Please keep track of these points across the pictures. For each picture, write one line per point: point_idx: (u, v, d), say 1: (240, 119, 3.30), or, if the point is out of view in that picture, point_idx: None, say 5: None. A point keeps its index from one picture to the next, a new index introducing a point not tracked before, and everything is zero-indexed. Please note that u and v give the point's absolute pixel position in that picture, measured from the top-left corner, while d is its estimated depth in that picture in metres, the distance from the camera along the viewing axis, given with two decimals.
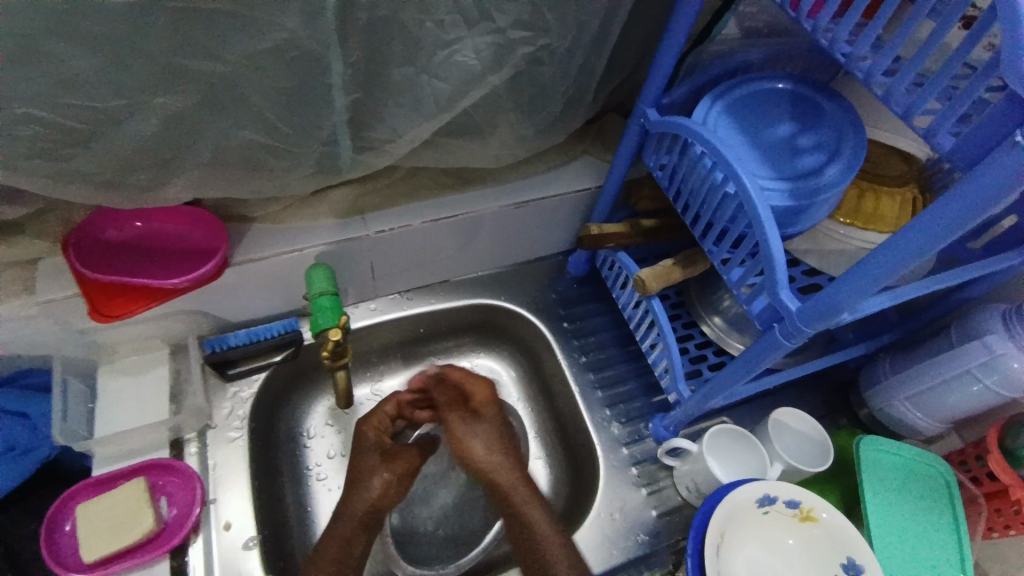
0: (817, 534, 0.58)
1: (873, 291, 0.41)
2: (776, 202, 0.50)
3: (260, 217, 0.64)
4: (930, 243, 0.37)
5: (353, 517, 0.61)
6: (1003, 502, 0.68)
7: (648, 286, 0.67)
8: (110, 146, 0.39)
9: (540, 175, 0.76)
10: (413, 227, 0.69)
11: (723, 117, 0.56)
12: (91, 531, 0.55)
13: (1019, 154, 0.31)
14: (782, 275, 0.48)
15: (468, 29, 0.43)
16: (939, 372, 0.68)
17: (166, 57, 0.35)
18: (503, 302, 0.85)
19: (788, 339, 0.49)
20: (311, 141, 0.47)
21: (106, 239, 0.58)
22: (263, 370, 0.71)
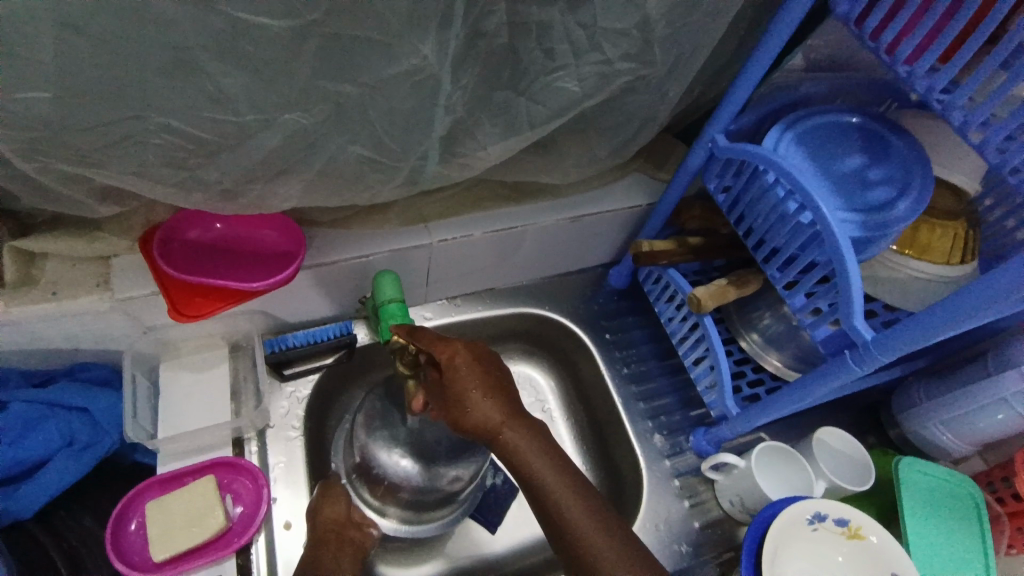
0: (862, 552, 0.61)
1: (954, 327, 0.45)
2: (851, 233, 0.52)
3: (328, 223, 0.65)
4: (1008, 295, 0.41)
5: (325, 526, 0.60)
6: None
7: (703, 304, 0.69)
8: (239, 155, 0.41)
9: (594, 190, 0.77)
10: (474, 237, 0.70)
11: (794, 147, 0.58)
12: (163, 527, 0.56)
13: None
14: (858, 305, 0.50)
15: (575, 58, 0.45)
16: (974, 398, 0.71)
17: (310, 79, 0.38)
18: (546, 311, 0.86)
19: (858, 366, 0.51)
20: (408, 158, 0.49)
21: (188, 239, 0.59)
22: (318, 371, 0.72)
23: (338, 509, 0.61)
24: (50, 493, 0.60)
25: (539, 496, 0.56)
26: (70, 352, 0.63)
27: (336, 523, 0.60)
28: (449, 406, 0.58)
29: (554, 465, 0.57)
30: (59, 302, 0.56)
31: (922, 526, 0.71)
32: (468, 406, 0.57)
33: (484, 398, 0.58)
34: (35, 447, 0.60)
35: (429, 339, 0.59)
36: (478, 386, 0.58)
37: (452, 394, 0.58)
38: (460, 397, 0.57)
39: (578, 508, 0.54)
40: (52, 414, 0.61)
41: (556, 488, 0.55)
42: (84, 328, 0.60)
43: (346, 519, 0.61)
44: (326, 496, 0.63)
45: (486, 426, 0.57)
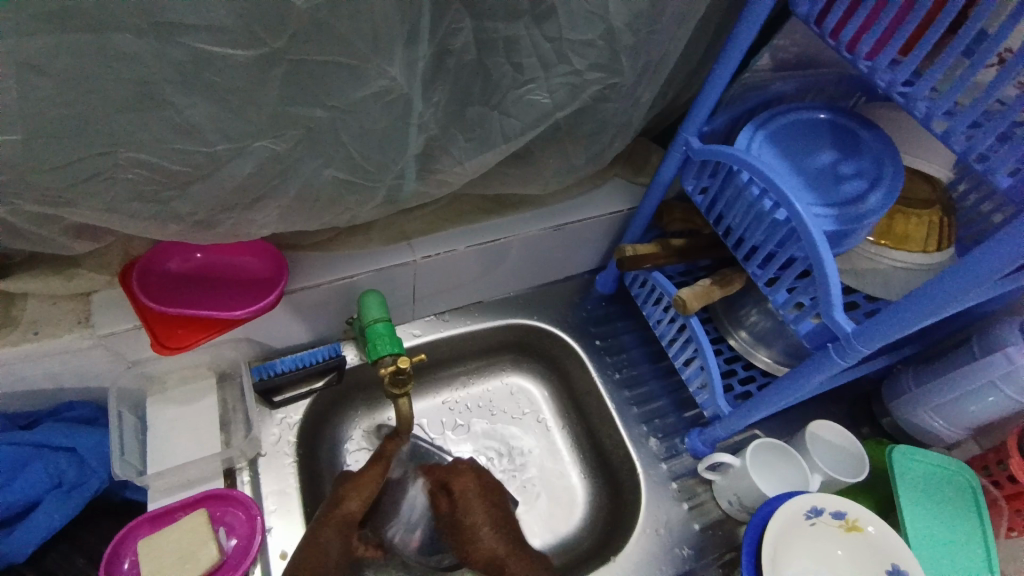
0: (862, 544, 0.60)
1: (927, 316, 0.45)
2: (826, 226, 0.53)
3: (310, 246, 0.65)
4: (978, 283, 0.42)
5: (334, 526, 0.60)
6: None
7: (689, 305, 0.69)
8: (211, 185, 0.41)
9: (575, 198, 0.78)
10: (458, 251, 0.70)
11: (766, 145, 0.59)
12: (154, 568, 0.54)
13: None
14: (837, 298, 0.50)
15: (543, 71, 0.45)
16: (964, 382, 0.71)
17: (279, 106, 0.38)
18: (535, 321, 0.86)
19: (843, 359, 0.51)
20: (386, 176, 0.49)
21: (167, 271, 0.58)
22: (309, 396, 0.71)
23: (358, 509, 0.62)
24: (44, 535, 0.58)
25: None
26: (53, 391, 0.62)
27: (347, 524, 0.60)
28: (454, 529, 0.65)
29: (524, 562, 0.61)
30: (40, 342, 0.55)
31: (919, 513, 0.71)
32: (472, 534, 0.63)
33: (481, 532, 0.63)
34: (20, 491, 0.59)
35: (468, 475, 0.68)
36: (476, 519, 0.64)
37: (457, 520, 0.65)
38: (464, 523, 0.64)
39: None
40: (38, 456, 0.60)
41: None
42: (65, 366, 0.59)
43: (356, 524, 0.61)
44: (358, 486, 0.63)
45: (486, 558, 0.62)
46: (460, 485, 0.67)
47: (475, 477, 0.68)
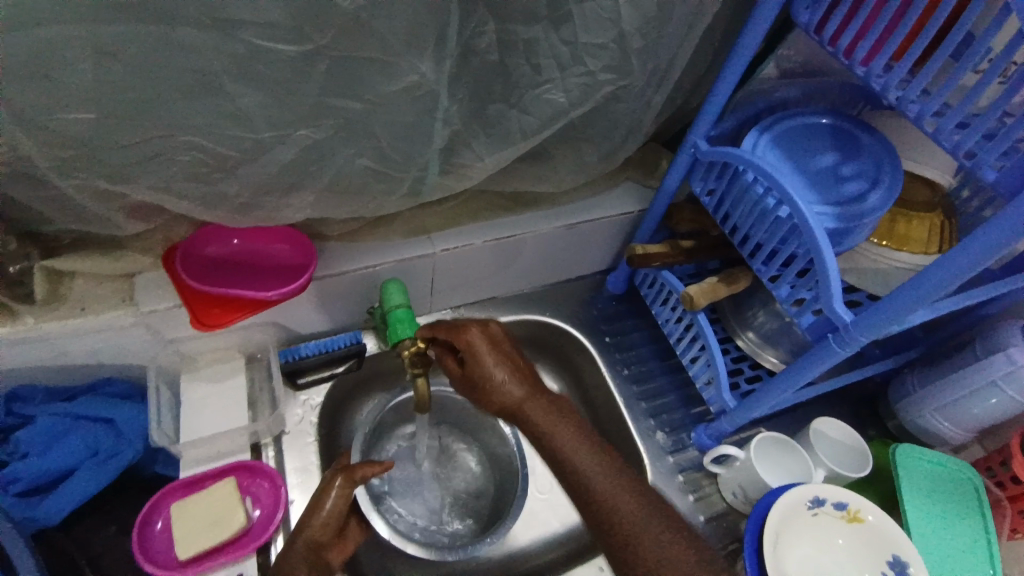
0: (863, 535, 0.61)
1: (917, 308, 0.48)
2: (827, 224, 0.56)
3: (337, 236, 0.69)
4: (968, 269, 0.43)
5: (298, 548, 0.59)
6: None
7: (696, 301, 0.72)
8: (255, 169, 0.45)
9: (588, 198, 0.82)
10: (474, 246, 0.74)
11: (770, 147, 0.62)
12: (184, 529, 0.57)
13: None
14: (837, 290, 0.53)
15: (560, 72, 0.49)
16: (967, 383, 0.72)
17: (320, 98, 0.42)
18: (547, 317, 0.89)
19: (843, 348, 0.54)
20: (411, 167, 0.53)
21: (207, 254, 0.63)
22: (329, 380, 0.74)
23: (325, 531, 0.62)
24: (80, 499, 0.62)
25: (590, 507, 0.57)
26: (94, 367, 0.66)
27: (313, 549, 0.60)
28: (474, 391, 0.62)
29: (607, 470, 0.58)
30: (87, 317, 0.60)
31: (922, 508, 0.72)
32: (485, 375, 0.61)
33: (503, 378, 0.61)
34: (61, 458, 0.63)
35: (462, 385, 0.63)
36: (495, 364, 0.61)
37: (470, 374, 0.62)
38: (479, 373, 0.61)
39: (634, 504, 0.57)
40: (79, 425, 0.64)
41: (646, 527, 0.56)
42: (109, 342, 0.63)
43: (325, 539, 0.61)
44: (319, 500, 0.62)
45: (508, 404, 0.61)
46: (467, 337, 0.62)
47: (480, 329, 0.63)
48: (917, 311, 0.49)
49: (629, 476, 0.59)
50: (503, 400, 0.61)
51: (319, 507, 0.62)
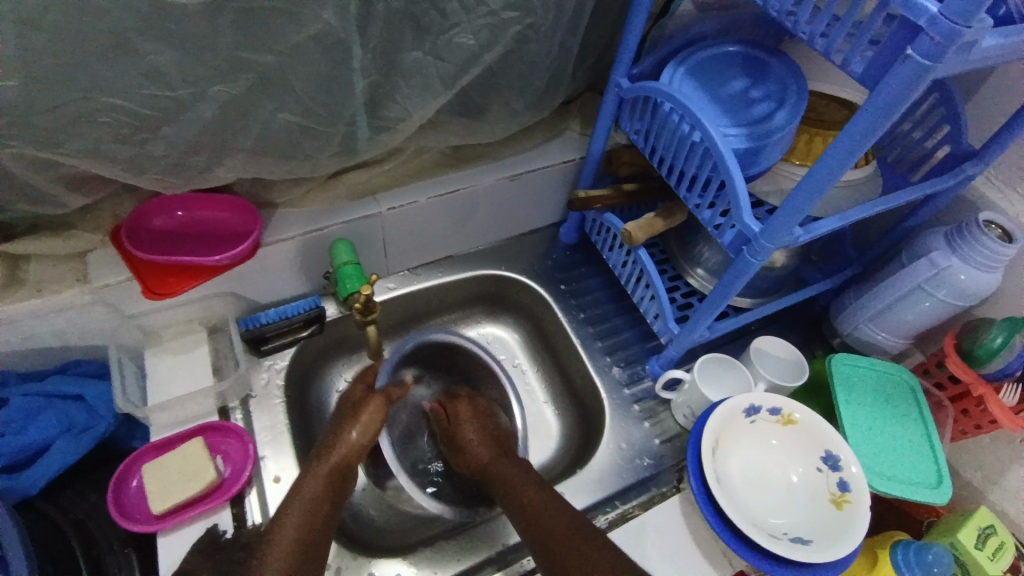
0: (797, 435, 0.66)
1: (803, 216, 0.52)
2: (737, 146, 0.60)
3: (284, 203, 0.72)
4: (841, 165, 0.46)
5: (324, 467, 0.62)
6: (968, 402, 0.73)
7: (635, 236, 0.74)
8: (179, 127, 0.48)
9: (529, 150, 0.84)
10: (419, 203, 0.77)
11: (685, 79, 0.65)
12: (157, 486, 0.60)
13: (909, 66, 0.38)
14: (746, 204, 0.56)
15: (466, 15, 0.51)
16: (897, 290, 0.76)
17: (231, 52, 0.45)
18: (503, 271, 0.92)
19: (756, 258, 0.58)
20: (337, 122, 0.56)
21: (154, 226, 0.65)
22: (294, 344, 0.77)
23: (355, 452, 0.64)
24: (59, 468, 0.65)
25: (534, 526, 0.61)
26: (61, 349, 0.68)
27: (342, 464, 0.63)
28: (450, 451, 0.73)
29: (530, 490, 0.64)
30: (44, 298, 0.62)
31: (896, 419, 0.73)
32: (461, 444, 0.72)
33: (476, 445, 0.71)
34: (36, 434, 0.66)
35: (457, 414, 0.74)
36: (472, 427, 0.73)
37: (457, 439, 0.73)
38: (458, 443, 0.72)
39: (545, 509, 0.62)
40: (51, 404, 0.67)
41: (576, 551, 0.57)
42: (70, 323, 0.65)
43: (358, 452, 0.64)
44: (357, 416, 0.66)
45: (476, 465, 0.70)
46: (457, 407, 0.75)
47: (469, 400, 0.76)
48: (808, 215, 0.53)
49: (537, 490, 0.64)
50: (473, 458, 0.70)
51: (348, 429, 0.65)
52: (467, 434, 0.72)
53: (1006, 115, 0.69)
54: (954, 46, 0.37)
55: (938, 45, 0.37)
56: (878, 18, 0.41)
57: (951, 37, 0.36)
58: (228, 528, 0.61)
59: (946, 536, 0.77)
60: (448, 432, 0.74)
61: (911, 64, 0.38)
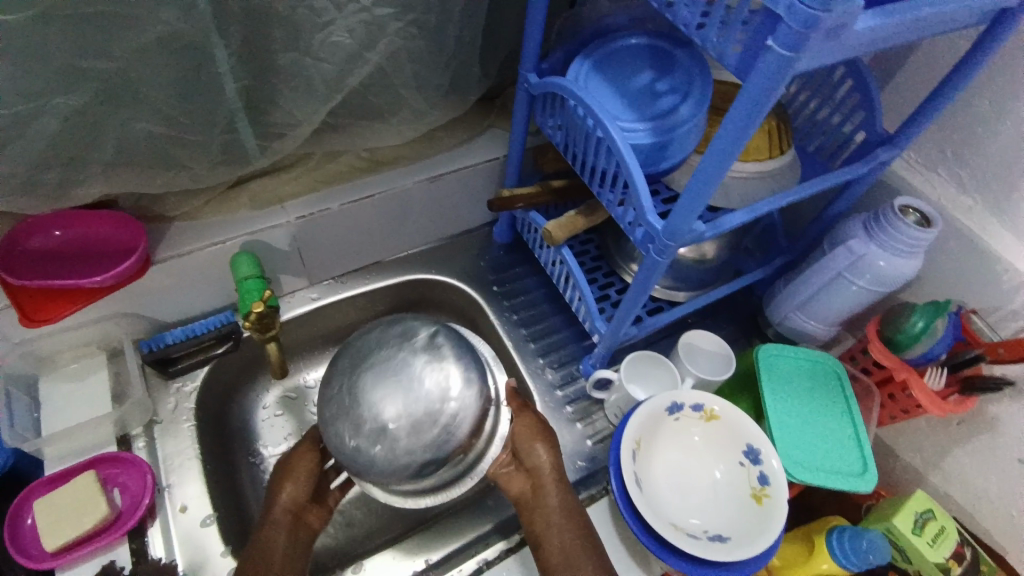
0: (720, 430, 0.65)
1: (700, 212, 0.50)
2: (640, 141, 0.58)
3: (180, 216, 0.68)
4: (727, 160, 0.44)
5: (279, 522, 0.60)
6: (893, 387, 0.72)
7: (555, 236, 0.71)
8: (24, 144, 0.47)
9: (451, 150, 0.82)
10: (333, 210, 0.74)
11: (590, 73, 0.63)
12: (45, 523, 0.57)
13: (773, 57, 0.36)
14: (647, 201, 0.54)
15: (338, 12, 0.51)
16: (821, 279, 0.76)
17: (70, 60, 0.44)
18: (433, 275, 0.89)
19: (661, 256, 0.56)
20: (212, 129, 0.55)
21: (31, 247, 0.61)
22: (205, 364, 0.73)
23: (300, 494, 0.62)
24: None
25: (551, 537, 0.59)
26: None
27: (292, 512, 0.61)
28: (522, 436, 0.65)
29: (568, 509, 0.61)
30: None
31: (819, 408, 0.72)
32: (524, 450, 0.64)
33: (546, 450, 0.64)
34: None
35: (527, 415, 0.66)
36: (550, 437, 0.66)
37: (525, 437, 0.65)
38: (517, 447, 0.65)
39: (569, 516, 0.61)
40: None
41: (573, 547, 0.59)
42: None
43: (303, 503, 0.63)
44: (292, 471, 0.63)
45: (540, 470, 0.63)
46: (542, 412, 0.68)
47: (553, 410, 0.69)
48: (706, 211, 0.51)
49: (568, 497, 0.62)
50: (540, 462, 0.63)
51: (280, 488, 0.62)
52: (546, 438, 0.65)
53: (919, 100, 0.69)
54: (814, 34, 0.34)
55: (796, 34, 0.35)
56: (745, 6, 0.38)
57: (808, 24, 0.34)
58: (125, 564, 0.58)
59: (883, 521, 0.76)
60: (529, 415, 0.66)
61: (774, 55, 0.36)
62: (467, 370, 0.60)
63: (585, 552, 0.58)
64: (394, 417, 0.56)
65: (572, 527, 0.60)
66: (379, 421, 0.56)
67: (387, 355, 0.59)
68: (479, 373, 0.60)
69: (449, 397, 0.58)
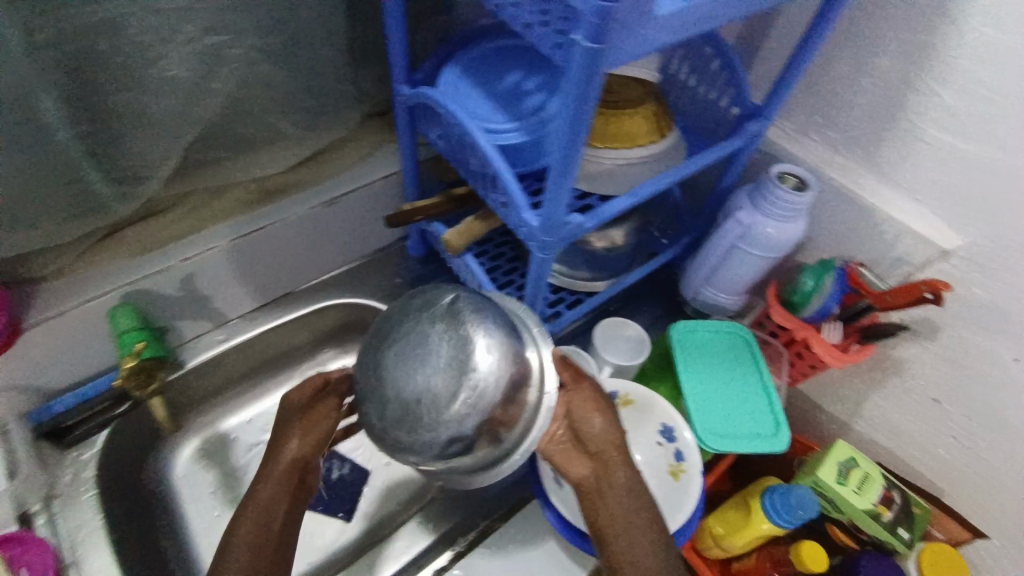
0: (635, 414, 0.67)
1: (567, 204, 0.51)
2: (512, 140, 0.58)
3: (51, 275, 0.66)
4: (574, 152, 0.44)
5: (278, 481, 0.55)
6: (797, 347, 0.75)
7: (454, 244, 0.72)
8: None
9: (345, 170, 0.81)
10: (221, 247, 0.72)
11: (459, 78, 0.63)
12: None
13: (582, 50, 0.37)
14: (521, 198, 0.54)
15: (167, 45, 0.56)
16: (719, 251, 0.78)
17: None
18: (350, 298, 0.85)
19: (544, 252, 0.56)
20: (57, 180, 0.56)
21: None
22: (107, 427, 0.70)
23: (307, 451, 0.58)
24: None
25: (618, 530, 0.53)
26: None
27: (295, 472, 0.56)
28: (580, 408, 0.57)
29: (632, 498, 0.54)
30: None
31: (733, 377, 0.75)
32: (580, 423, 0.57)
33: (603, 424, 0.57)
34: None
35: (584, 384, 0.59)
36: (604, 407, 0.58)
37: (581, 415, 0.57)
38: (572, 417, 0.57)
39: (636, 507, 0.54)
40: None
41: (642, 546, 0.52)
42: None
43: (309, 462, 0.57)
44: (307, 428, 0.58)
45: (600, 450, 0.55)
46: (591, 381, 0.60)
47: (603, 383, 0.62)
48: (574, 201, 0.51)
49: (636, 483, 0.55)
50: (597, 438, 0.56)
51: (283, 444, 0.57)
52: (602, 411, 0.57)
53: (775, 71, 0.72)
54: (612, 25, 0.35)
55: (595, 26, 0.35)
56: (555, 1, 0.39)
57: (602, 16, 0.34)
58: None
59: (809, 476, 0.78)
60: (579, 389, 0.59)
61: (582, 48, 0.37)
62: (497, 333, 0.51)
63: (652, 546, 0.52)
64: (421, 389, 0.48)
65: (641, 510, 0.53)
66: (400, 389, 0.49)
67: (404, 329, 0.51)
68: (508, 335, 0.52)
69: (474, 360, 0.49)
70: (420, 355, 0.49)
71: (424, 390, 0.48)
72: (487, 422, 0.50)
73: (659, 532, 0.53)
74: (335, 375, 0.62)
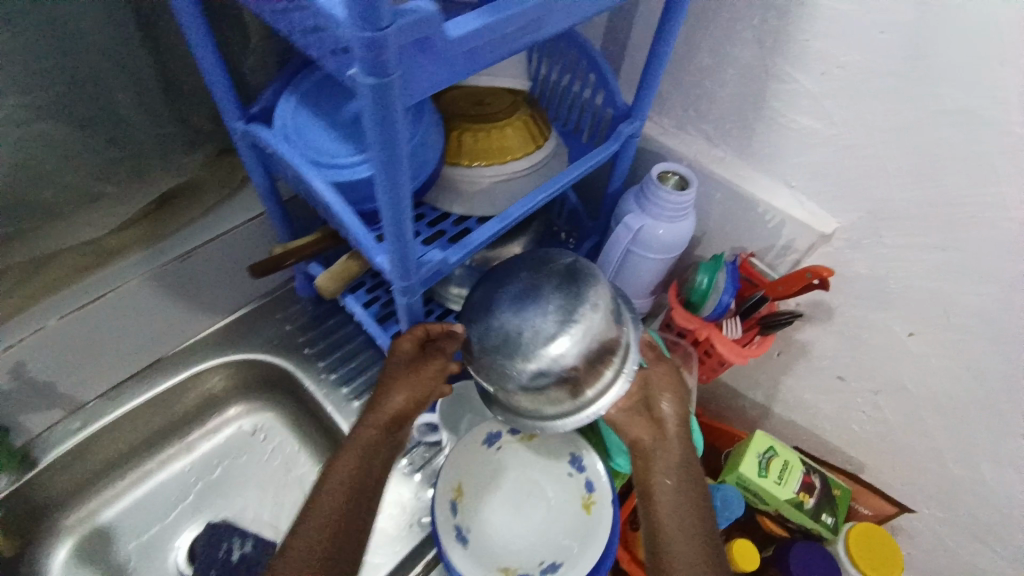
0: (542, 446, 0.64)
1: (413, 245, 0.45)
2: (357, 175, 0.52)
3: None
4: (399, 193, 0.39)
5: (357, 449, 0.55)
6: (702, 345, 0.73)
7: (327, 289, 0.63)
8: None
9: (194, 221, 0.76)
10: (49, 327, 0.67)
11: (296, 110, 0.56)
12: None
13: (364, 87, 0.31)
14: (368, 241, 0.49)
15: None
16: (614, 258, 0.74)
17: None
18: (232, 355, 0.78)
19: (405, 295, 0.51)
20: None
21: None
22: None
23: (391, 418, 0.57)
24: None
25: (660, 499, 0.55)
26: None
27: (376, 440, 0.55)
28: (655, 379, 0.59)
29: (685, 478, 0.56)
30: None
31: None
32: (653, 397, 0.59)
33: (670, 399, 0.59)
34: None
35: (668, 364, 0.60)
36: (676, 384, 0.60)
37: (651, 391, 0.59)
38: (646, 391, 0.60)
39: (688, 488, 0.55)
40: None
41: (685, 527, 0.53)
42: None
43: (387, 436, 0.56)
44: (401, 380, 0.57)
45: (661, 422, 0.58)
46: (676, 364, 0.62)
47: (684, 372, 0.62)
48: (422, 240, 0.46)
49: (692, 466, 0.57)
50: (663, 412, 0.58)
51: (384, 398, 0.57)
52: (668, 390, 0.59)
53: (641, 66, 0.70)
54: (386, 57, 0.30)
55: (368, 61, 0.30)
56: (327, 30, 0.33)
57: (370, 48, 0.29)
58: None
59: (733, 472, 0.76)
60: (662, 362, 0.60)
61: (362, 85, 0.31)
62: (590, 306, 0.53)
63: (695, 527, 0.53)
64: (537, 328, 0.52)
65: (686, 485, 0.56)
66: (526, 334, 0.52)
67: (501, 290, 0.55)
68: (609, 304, 0.54)
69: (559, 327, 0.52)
70: (516, 311, 0.53)
71: (521, 354, 0.52)
72: (565, 386, 0.53)
73: (706, 516, 0.55)
74: (436, 328, 0.57)
